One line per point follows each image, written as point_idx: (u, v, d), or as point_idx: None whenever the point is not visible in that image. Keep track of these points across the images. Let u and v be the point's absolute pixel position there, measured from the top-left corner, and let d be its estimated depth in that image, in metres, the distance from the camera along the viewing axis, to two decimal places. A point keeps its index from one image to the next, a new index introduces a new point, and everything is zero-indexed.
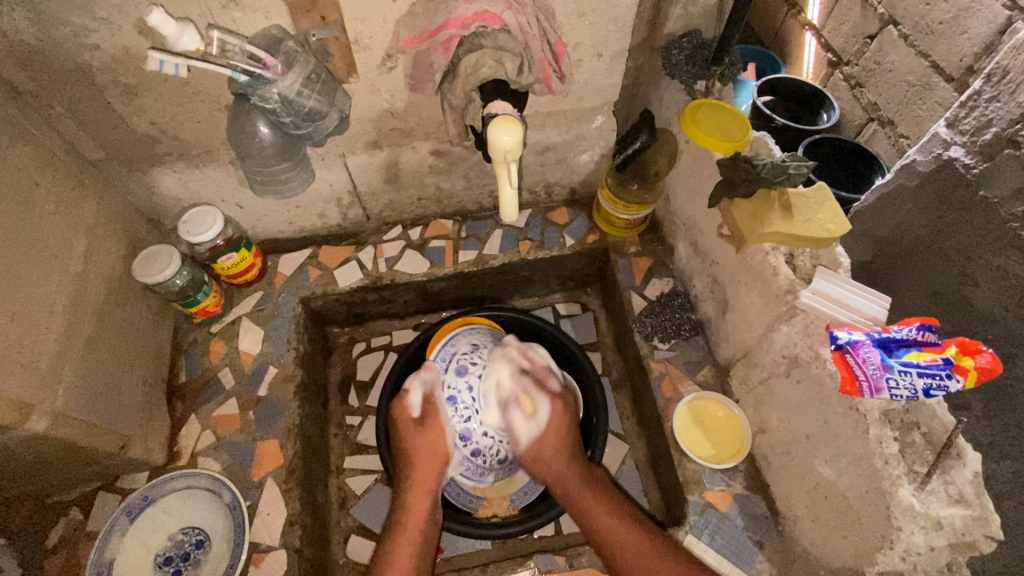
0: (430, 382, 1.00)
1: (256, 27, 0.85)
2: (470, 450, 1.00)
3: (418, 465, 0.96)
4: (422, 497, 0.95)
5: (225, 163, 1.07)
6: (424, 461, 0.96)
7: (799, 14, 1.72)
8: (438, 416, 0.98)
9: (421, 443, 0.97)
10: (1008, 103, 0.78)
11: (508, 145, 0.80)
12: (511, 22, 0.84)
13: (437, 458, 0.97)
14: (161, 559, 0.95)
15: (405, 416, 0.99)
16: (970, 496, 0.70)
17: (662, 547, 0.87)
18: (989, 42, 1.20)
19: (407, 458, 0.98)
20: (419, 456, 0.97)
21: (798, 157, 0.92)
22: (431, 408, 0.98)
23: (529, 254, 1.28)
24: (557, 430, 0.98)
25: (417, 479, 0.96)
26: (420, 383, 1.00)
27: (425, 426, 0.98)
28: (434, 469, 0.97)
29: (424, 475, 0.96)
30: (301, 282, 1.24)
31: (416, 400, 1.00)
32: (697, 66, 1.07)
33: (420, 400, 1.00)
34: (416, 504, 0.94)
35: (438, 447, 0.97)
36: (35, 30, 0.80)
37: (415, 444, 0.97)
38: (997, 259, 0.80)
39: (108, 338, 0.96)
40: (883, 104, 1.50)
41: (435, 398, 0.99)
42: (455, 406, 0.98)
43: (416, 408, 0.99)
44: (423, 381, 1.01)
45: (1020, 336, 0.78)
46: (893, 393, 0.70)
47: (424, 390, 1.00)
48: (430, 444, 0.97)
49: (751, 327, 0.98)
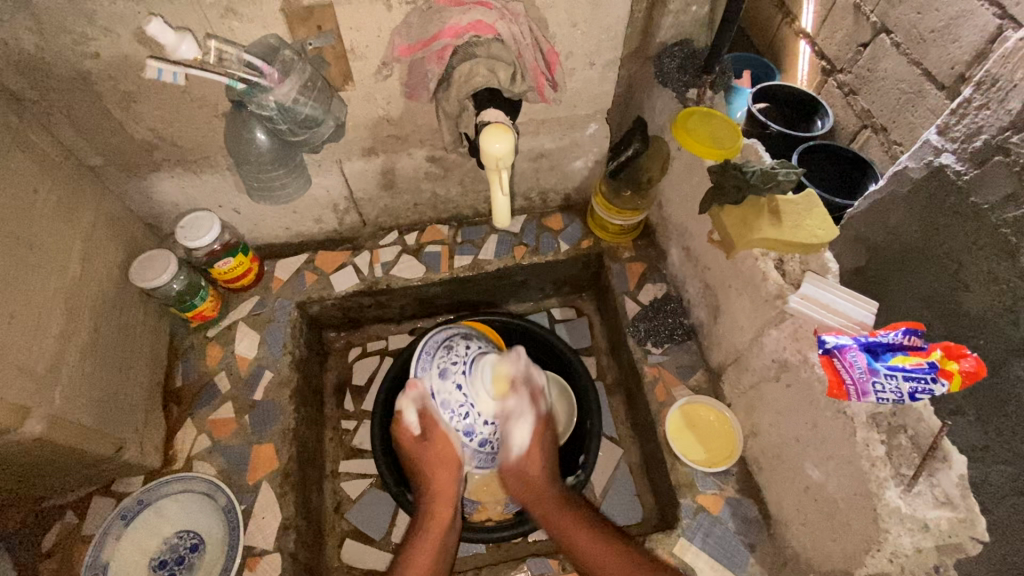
0: (420, 398, 0.97)
1: (253, 37, 0.86)
2: (478, 442, 0.97)
3: (435, 477, 0.98)
4: (445, 505, 0.97)
5: (223, 170, 1.08)
6: (439, 469, 0.98)
7: (793, 22, 1.74)
8: (439, 429, 0.97)
9: (430, 459, 0.98)
10: (998, 111, 0.79)
11: (499, 153, 0.81)
12: (504, 31, 0.85)
13: (451, 463, 0.98)
14: (156, 563, 0.95)
15: (409, 435, 0.99)
16: (956, 497, 0.71)
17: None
18: (979, 51, 1.22)
19: (423, 473, 0.99)
20: (435, 470, 0.98)
21: (787, 164, 0.93)
22: (427, 421, 0.97)
23: (523, 259, 1.29)
24: (536, 450, 1.00)
25: (437, 491, 0.98)
26: (411, 402, 0.97)
27: (428, 441, 0.98)
28: (451, 474, 0.98)
29: (443, 484, 0.98)
30: (298, 286, 1.25)
31: (413, 418, 0.98)
32: (688, 75, 1.09)
33: (416, 417, 0.98)
34: (438, 513, 0.97)
35: (448, 454, 0.98)
36: (36, 37, 0.81)
37: (424, 457, 0.99)
38: (988, 265, 0.81)
39: (105, 342, 0.97)
40: (875, 112, 1.51)
41: (431, 412, 0.97)
42: (448, 409, 0.96)
43: (416, 427, 0.99)
44: (413, 399, 0.98)
45: (1009, 340, 0.79)
46: (879, 396, 0.72)
47: (416, 407, 0.98)
48: (439, 450, 0.98)
49: (742, 332, 0.99)
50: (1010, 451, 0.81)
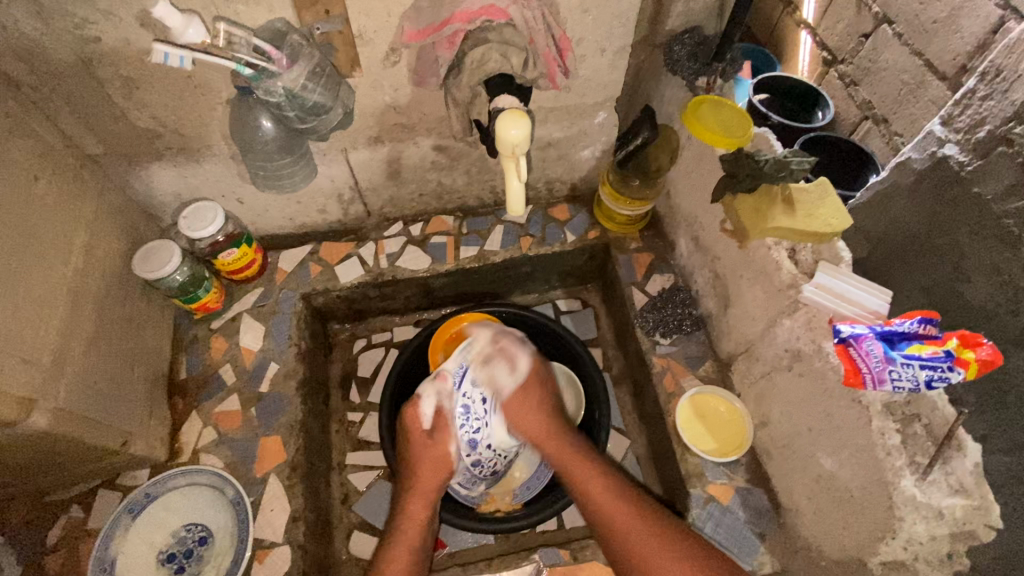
0: (443, 394, 0.93)
1: (260, 21, 0.84)
2: (472, 462, 0.97)
3: (421, 474, 0.92)
4: (421, 505, 0.90)
5: (226, 159, 1.06)
6: (427, 469, 0.92)
7: (793, 12, 1.73)
8: (449, 430, 0.92)
9: (424, 457, 0.92)
10: (1002, 101, 0.79)
11: (516, 139, 0.80)
12: (516, 16, 0.83)
13: (442, 468, 0.92)
14: (164, 556, 0.95)
15: (415, 426, 0.94)
16: (970, 486, 0.70)
17: (665, 542, 0.81)
18: (981, 41, 1.21)
19: (411, 465, 0.93)
20: (423, 465, 0.92)
21: (799, 152, 0.92)
22: (442, 422, 0.92)
23: (530, 250, 1.28)
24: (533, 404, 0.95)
25: (419, 487, 0.91)
26: (432, 393, 0.93)
27: (432, 439, 0.92)
28: (437, 478, 0.92)
29: (426, 484, 0.91)
30: (302, 278, 1.24)
31: (428, 410, 0.93)
32: (698, 63, 1.09)
33: (431, 410, 0.93)
34: (415, 514, 0.89)
35: (444, 459, 0.92)
36: (36, 22, 0.79)
37: (418, 453, 0.93)
38: (990, 256, 0.81)
39: (109, 334, 0.96)
40: (877, 103, 1.51)
41: (445, 414, 0.93)
42: (466, 418, 0.93)
43: (427, 420, 0.93)
44: (436, 391, 0.93)
45: (1012, 331, 0.80)
46: (895, 385, 0.72)
47: (436, 399, 0.93)
48: (435, 454, 0.92)
49: (754, 322, 0.99)
50: (1012, 440, 0.81)
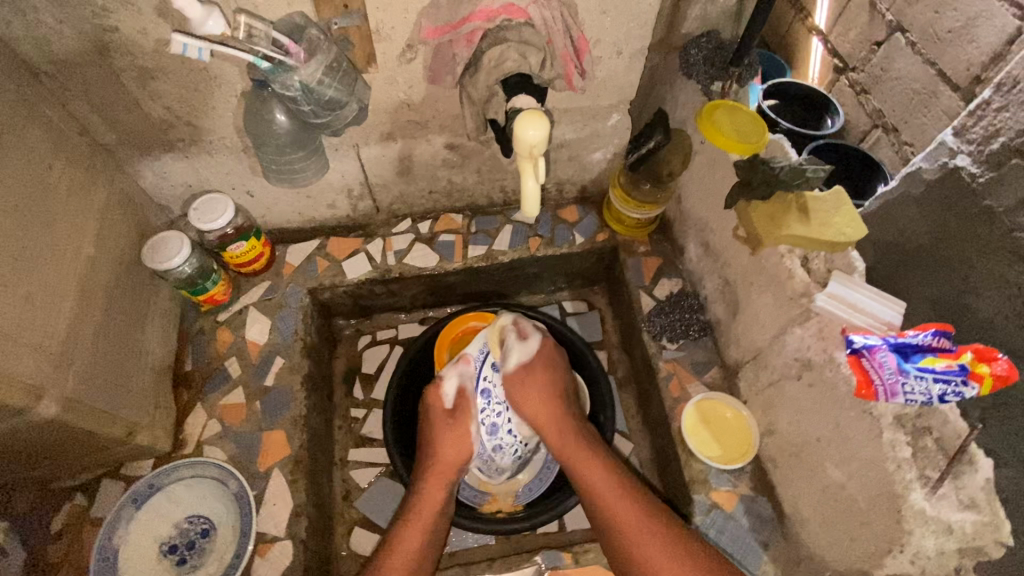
0: (465, 374, 0.96)
1: (279, 13, 0.84)
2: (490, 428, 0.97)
3: (440, 454, 0.94)
4: (439, 487, 0.93)
5: (238, 151, 1.06)
6: (449, 447, 0.94)
7: (806, 19, 1.62)
8: (470, 412, 0.95)
9: (444, 436, 0.95)
10: (1018, 113, 0.78)
11: (534, 140, 0.80)
12: (535, 15, 0.85)
13: (461, 452, 0.94)
14: (166, 547, 0.95)
15: (437, 407, 0.96)
16: (981, 501, 0.68)
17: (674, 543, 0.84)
18: (997, 52, 1.14)
19: (431, 447, 0.95)
20: (442, 447, 0.94)
21: (815, 160, 0.89)
22: (463, 402, 0.95)
23: (538, 251, 1.28)
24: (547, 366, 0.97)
25: (438, 467, 0.94)
26: (454, 373, 0.96)
27: (454, 419, 0.95)
28: (456, 463, 0.94)
29: (447, 460, 0.94)
30: (309, 272, 1.23)
31: (450, 391, 0.96)
32: (715, 68, 1.08)
33: (454, 391, 0.96)
34: (430, 498, 0.92)
35: (463, 442, 0.94)
36: (57, 10, 0.79)
37: (439, 436, 0.95)
38: (997, 267, 0.81)
39: (117, 324, 0.95)
40: (887, 112, 1.43)
41: (468, 393, 0.95)
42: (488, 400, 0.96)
43: (449, 400, 0.96)
44: (458, 372, 0.96)
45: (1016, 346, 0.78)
46: (908, 398, 0.71)
47: (459, 380, 0.96)
48: (453, 434, 0.94)
49: (763, 329, 0.99)
50: None
